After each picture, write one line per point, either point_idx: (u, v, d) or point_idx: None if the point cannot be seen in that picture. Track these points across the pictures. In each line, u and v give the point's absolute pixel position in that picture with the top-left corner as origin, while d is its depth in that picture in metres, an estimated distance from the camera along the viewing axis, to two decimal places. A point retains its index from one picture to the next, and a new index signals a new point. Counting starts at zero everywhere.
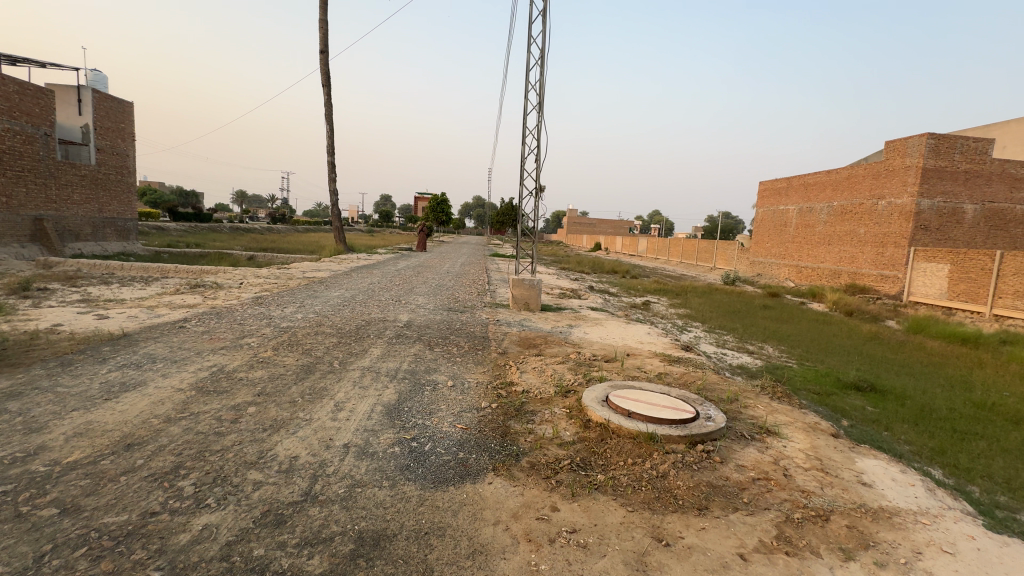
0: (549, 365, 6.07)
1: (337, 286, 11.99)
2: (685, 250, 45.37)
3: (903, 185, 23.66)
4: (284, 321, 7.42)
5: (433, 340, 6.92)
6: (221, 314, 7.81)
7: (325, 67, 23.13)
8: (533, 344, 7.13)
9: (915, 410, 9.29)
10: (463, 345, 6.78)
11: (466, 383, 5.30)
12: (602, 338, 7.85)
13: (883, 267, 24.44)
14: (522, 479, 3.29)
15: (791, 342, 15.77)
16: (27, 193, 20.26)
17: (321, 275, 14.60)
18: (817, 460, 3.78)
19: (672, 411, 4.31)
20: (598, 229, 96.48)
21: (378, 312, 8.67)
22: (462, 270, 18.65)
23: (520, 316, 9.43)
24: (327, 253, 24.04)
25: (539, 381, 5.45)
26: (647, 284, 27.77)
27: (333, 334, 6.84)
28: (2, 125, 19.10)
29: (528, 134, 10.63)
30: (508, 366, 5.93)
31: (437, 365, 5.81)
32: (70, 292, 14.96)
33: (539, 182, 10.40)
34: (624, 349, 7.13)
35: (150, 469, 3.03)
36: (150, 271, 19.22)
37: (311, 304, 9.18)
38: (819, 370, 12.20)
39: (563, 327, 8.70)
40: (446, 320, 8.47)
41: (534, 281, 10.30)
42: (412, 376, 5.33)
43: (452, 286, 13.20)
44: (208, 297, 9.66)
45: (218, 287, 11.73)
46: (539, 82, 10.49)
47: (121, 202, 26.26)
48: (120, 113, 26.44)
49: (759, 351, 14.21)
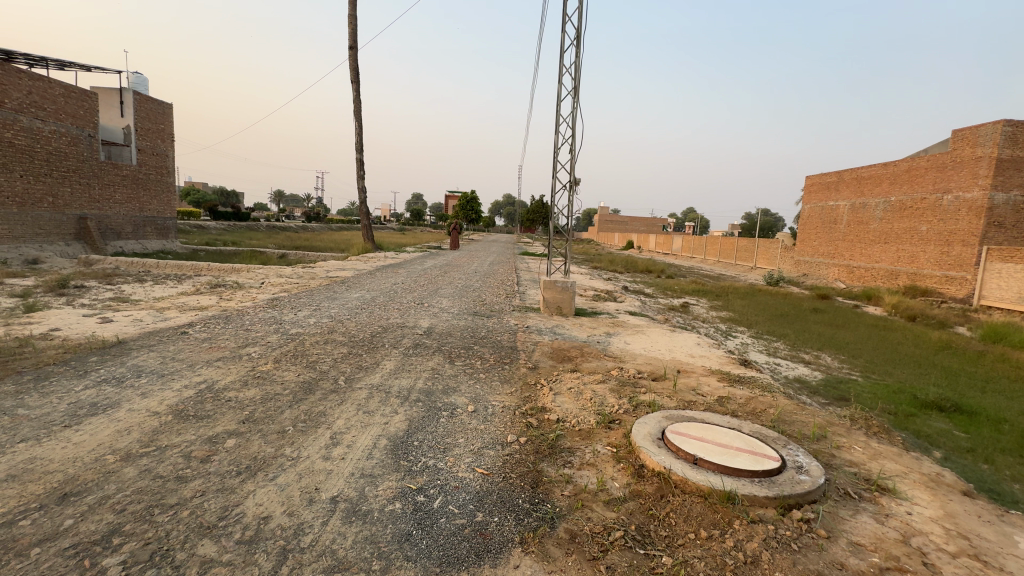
0: (586, 384, 5.17)
1: (358, 286, 11.41)
2: (724, 249, 43.33)
3: (973, 178, 21.46)
4: (293, 328, 6.78)
5: (454, 352, 6.11)
6: (229, 318, 7.24)
7: (354, 63, 22.75)
8: (567, 357, 6.23)
9: (1016, 437, 7.90)
10: (487, 358, 5.94)
11: (489, 408, 4.47)
12: (646, 351, 6.87)
13: (948, 267, 22.31)
14: (559, 561, 2.44)
15: (851, 351, 14.23)
16: (72, 193, 20.73)
17: (345, 275, 14.10)
18: (963, 540, 2.76)
19: (751, 458, 3.36)
20: (630, 227, 94.29)
21: (397, 317, 7.94)
22: (489, 270, 17.90)
23: (552, 322, 8.58)
24: (355, 251, 23.84)
25: (576, 406, 4.58)
26: (684, 284, 26.33)
27: (344, 344, 6.13)
28: (49, 126, 19.53)
29: (560, 122, 9.69)
30: (538, 386, 5.07)
31: (456, 384, 5.00)
32: (103, 290, 15.02)
33: (573, 176, 9.48)
34: (674, 365, 6.14)
35: (75, 537, 2.32)
36: (184, 268, 19.32)
37: (327, 307, 8.53)
38: (889, 385, 10.81)
39: (600, 336, 7.75)
40: (469, 326, 7.67)
41: (567, 283, 9.40)
42: (426, 398, 4.54)
43: (479, 287, 12.45)
44: (223, 299, 9.19)
45: (239, 286, 11.34)
46: (575, 65, 9.57)
47: (161, 202, 26.78)
48: (160, 115, 26.93)
49: (816, 362, 12.79)
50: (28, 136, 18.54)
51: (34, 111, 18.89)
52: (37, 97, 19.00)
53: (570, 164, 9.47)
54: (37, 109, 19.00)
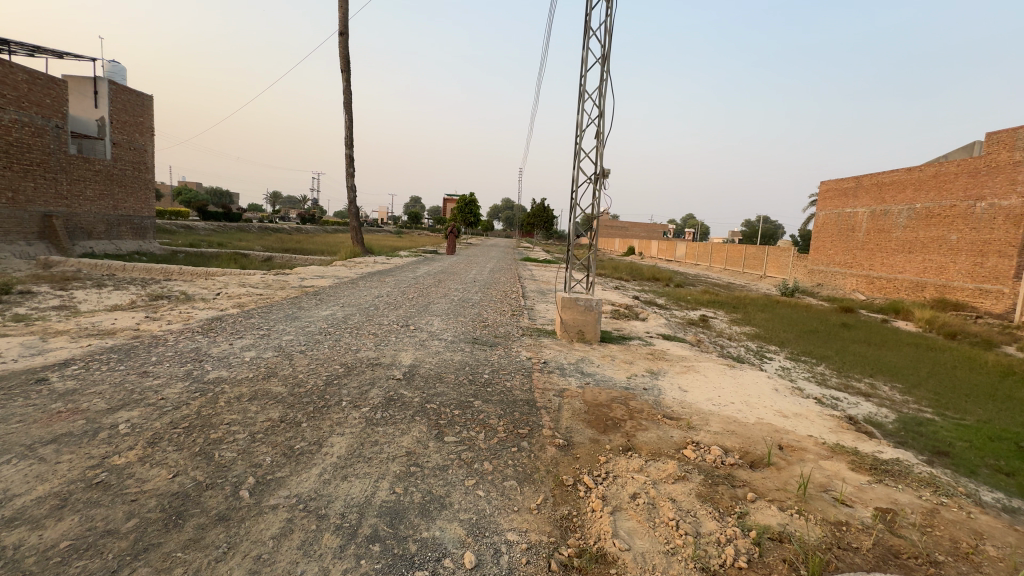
0: (657, 486, 3.17)
1: (332, 301, 9.35)
2: (730, 256, 41.28)
3: (1010, 184, 19.67)
4: (215, 370, 4.72)
5: (443, 414, 4.07)
6: (131, 352, 5.13)
7: (343, 51, 20.67)
8: (611, 422, 4.22)
9: None
10: (494, 427, 3.91)
11: (503, 557, 2.45)
12: (717, 405, 4.88)
13: (981, 280, 20.49)
14: None
15: (902, 378, 12.26)
16: (35, 188, 18.54)
17: (322, 284, 12.00)
18: None
19: None
20: (631, 234, 92.54)
21: (369, 349, 5.90)
22: (489, 279, 15.87)
23: (576, 354, 6.58)
24: (341, 255, 21.83)
25: (656, 546, 2.58)
26: (697, 294, 24.40)
27: (279, 401, 4.06)
28: (9, 115, 17.38)
29: (586, 99, 7.72)
30: (580, 493, 3.05)
31: (445, 491, 2.97)
32: (48, 297, 12.84)
33: (601, 165, 7.53)
34: (771, 437, 4.12)
35: None
36: (154, 273, 17.29)
37: (279, 332, 6.48)
38: (976, 429, 8.79)
39: (643, 377, 5.75)
40: (467, 364, 5.62)
41: (591, 302, 7.41)
42: (389, 536, 2.51)
43: (479, 302, 10.43)
44: (150, 319, 7.06)
45: (187, 299, 9.25)
46: (606, 29, 7.53)
47: (137, 200, 24.62)
48: (139, 107, 24.85)
49: (876, 395, 10.69)
50: None
51: None
52: None
53: (597, 152, 7.50)
54: None
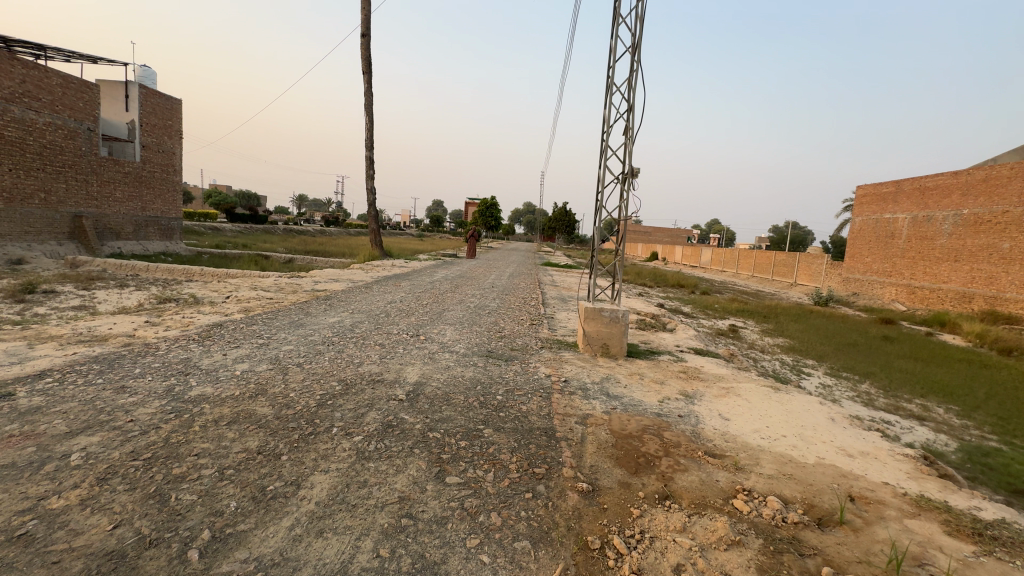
0: (706, 555, 2.52)
1: (342, 307, 8.91)
2: (759, 263, 39.68)
3: None
4: (199, 386, 4.26)
5: (447, 447, 3.50)
6: (116, 363, 4.72)
7: (365, 53, 20.50)
8: (644, 459, 3.58)
9: None
10: (505, 465, 3.32)
11: None
12: (768, 438, 4.18)
13: None
14: None
15: (957, 399, 11.19)
16: (68, 189, 18.81)
17: (336, 288, 11.60)
18: None
19: None
20: (654, 239, 90.84)
21: (372, 363, 5.37)
22: (508, 284, 15.32)
23: (601, 371, 5.93)
24: (360, 258, 21.61)
25: None
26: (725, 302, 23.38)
27: (261, 427, 3.55)
28: (43, 118, 17.67)
29: (613, 92, 7.12)
30: (610, 563, 2.43)
31: (441, 555, 2.39)
32: (69, 296, 12.80)
33: (629, 164, 6.90)
34: (840, 486, 3.41)
35: None
36: (176, 273, 17.31)
37: (279, 341, 6.03)
38: None
39: (677, 401, 5.07)
40: (478, 382, 5.05)
41: (617, 313, 6.75)
42: None
43: (496, 309, 9.86)
44: (150, 324, 6.70)
45: (195, 303, 8.91)
46: (638, 16, 6.91)
47: (165, 201, 24.93)
48: (169, 110, 25.24)
49: (930, 418, 9.69)
50: (19, 128, 16.71)
51: (27, 101, 17.08)
52: (31, 87, 17.18)
53: (625, 150, 6.88)
54: (31, 99, 17.15)
